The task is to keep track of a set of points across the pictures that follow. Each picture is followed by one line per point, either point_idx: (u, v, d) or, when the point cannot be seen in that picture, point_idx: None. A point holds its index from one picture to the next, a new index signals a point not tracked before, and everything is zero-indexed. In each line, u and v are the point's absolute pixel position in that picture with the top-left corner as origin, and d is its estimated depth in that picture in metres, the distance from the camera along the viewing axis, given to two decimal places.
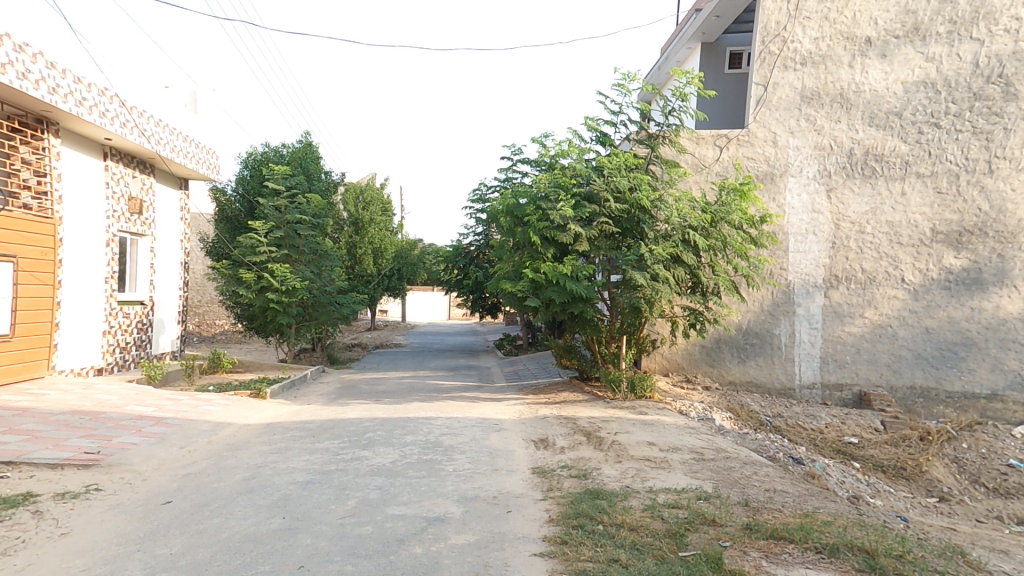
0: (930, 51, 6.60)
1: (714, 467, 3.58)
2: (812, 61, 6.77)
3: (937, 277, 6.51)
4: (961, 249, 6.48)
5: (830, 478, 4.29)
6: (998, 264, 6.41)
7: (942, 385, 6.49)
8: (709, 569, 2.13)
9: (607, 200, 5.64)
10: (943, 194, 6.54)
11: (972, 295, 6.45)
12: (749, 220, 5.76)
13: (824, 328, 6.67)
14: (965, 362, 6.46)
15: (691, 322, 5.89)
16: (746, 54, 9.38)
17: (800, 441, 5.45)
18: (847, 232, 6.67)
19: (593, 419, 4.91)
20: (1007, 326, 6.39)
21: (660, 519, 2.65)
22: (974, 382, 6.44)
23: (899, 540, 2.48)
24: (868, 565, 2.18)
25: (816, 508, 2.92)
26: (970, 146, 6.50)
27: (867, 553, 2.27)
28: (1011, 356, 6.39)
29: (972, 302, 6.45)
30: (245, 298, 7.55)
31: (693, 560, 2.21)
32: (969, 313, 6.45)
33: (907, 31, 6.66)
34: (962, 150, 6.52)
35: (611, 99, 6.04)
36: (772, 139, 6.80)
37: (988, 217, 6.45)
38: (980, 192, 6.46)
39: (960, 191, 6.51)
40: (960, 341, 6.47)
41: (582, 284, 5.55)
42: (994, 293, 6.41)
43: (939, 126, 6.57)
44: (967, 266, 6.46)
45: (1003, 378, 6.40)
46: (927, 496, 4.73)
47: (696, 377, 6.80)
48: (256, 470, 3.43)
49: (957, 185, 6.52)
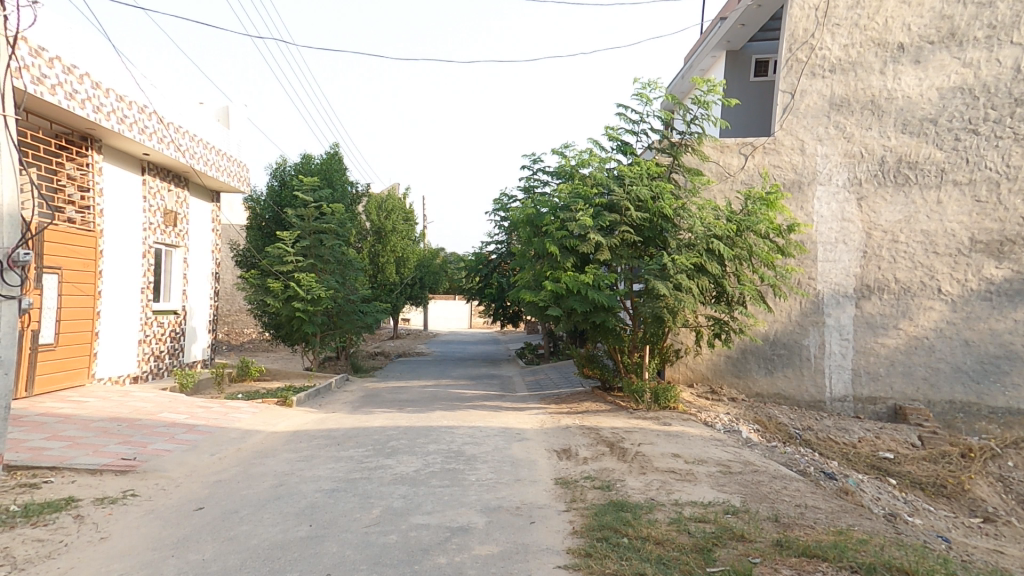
0: (966, 56, 6.46)
1: (742, 481, 3.50)
2: (841, 68, 6.66)
3: (977, 288, 6.30)
4: (1002, 260, 6.28)
5: (866, 494, 4.17)
6: None
7: (984, 400, 6.25)
8: None
9: (628, 209, 5.60)
10: (982, 203, 6.35)
11: (1014, 307, 6.23)
12: (776, 229, 5.65)
13: (855, 339, 6.50)
14: (1008, 375, 6.23)
15: (716, 332, 5.80)
16: (773, 61, 9.28)
17: (831, 456, 5.31)
18: (879, 241, 6.50)
19: (617, 430, 4.86)
20: None
21: (687, 533, 2.60)
22: (1019, 397, 6.20)
23: (941, 562, 2.39)
24: None
25: (851, 526, 2.83)
26: (1010, 153, 6.32)
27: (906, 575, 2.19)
28: None
29: (1015, 315, 6.23)
30: (272, 307, 7.70)
31: None
32: (1012, 326, 6.23)
33: (942, 37, 6.52)
34: (1002, 157, 6.33)
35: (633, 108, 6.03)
36: (799, 148, 6.69)
37: None
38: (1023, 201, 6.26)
39: (1001, 200, 6.31)
40: (1002, 355, 6.24)
41: (603, 293, 5.53)
42: None
43: (977, 133, 6.39)
44: (1009, 276, 6.26)
45: None
46: (970, 516, 4.55)
47: (721, 388, 6.67)
48: (284, 477, 3.47)
49: (997, 194, 6.33)
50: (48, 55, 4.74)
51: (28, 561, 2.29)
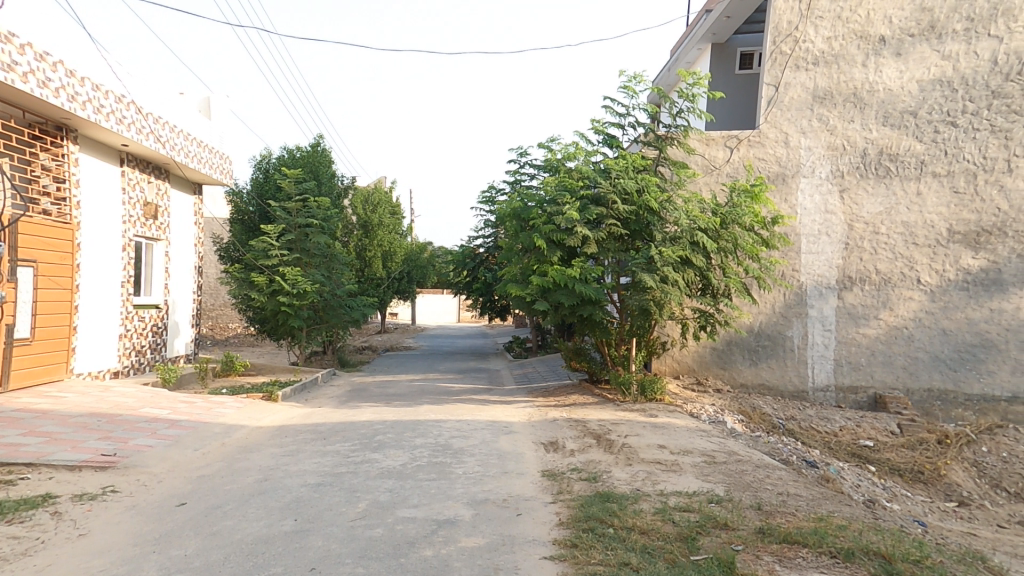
0: (945, 49, 6.54)
1: (726, 471, 3.54)
2: (824, 61, 6.72)
3: (955, 278, 6.42)
4: (979, 250, 6.39)
5: (846, 481, 4.25)
6: (1018, 264, 6.33)
7: (960, 388, 6.39)
8: (720, 572, 2.12)
9: (614, 202, 5.62)
10: (960, 194, 6.45)
11: (990, 296, 6.36)
12: (761, 221, 5.70)
13: (837, 330, 6.60)
14: (985, 364, 6.37)
15: (701, 324, 5.85)
16: (758, 54, 9.31)
17: (813, 445, 5.40)
18: (861, 233, 6.59)
19: (605, 422, 4.90)
20: None
21: (672, 522, 2.63)
22: (994, 385, 6.34)
23: (916, 545, 2.45)
24: (888, 571, 2.14)
25: (831, 512, 2.89)
26: (987, 145, 6.42)
27: (883, 558, 2.24)
28: None
29: (991, 304, 6.36)
30: (257, 301, 7.61)
31: (705, 564, 2.19)
32: (988, 315, 6.36)
33: (923, 30, 6.59)
34: (979, 149, 6.44)
35: (619, 102, 6.04)
36: (783, 140, 6.75)
37: (1007, 216, 6.36)
38: (999, 192, 6.38)
39: (978, 191, 6.42)
40: (978, 344, 6.37)
41: (591, 287, 5.55)
42: (1013, 294, 6.32)
43: (955, 125, 6.49)
44: (986, 266, 6.37)
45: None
46: (945, 501, 4.67)
47: (707, 380, 6.74)
48: (269, 472, 3.45)
49: (974, 185, 6.43)
50: (19, 41, 4.62)
51: (4, 559, 2.25)
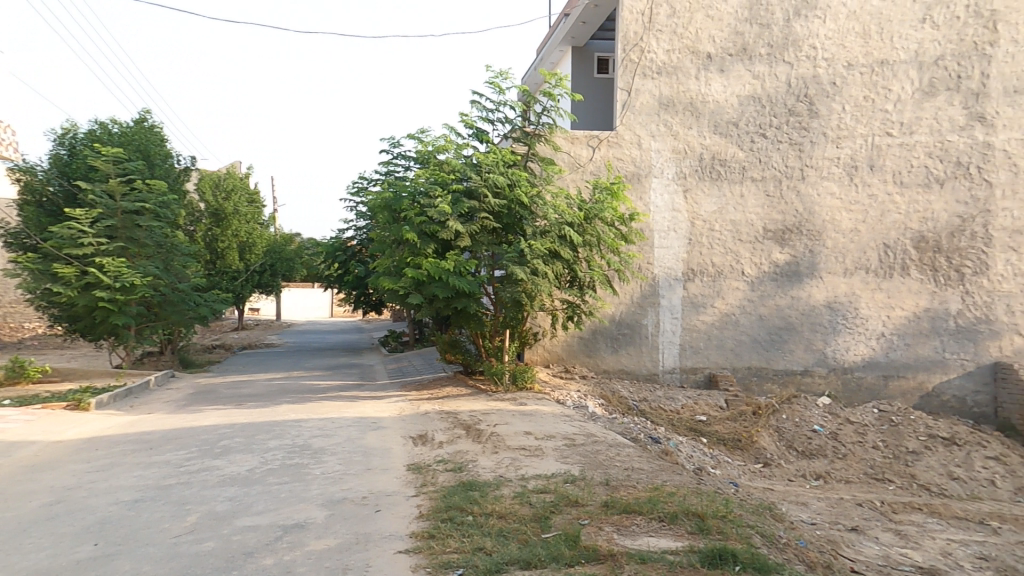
0: (755, 69, 7.47)
1: (583, 452, 3.75)
2: (666, 71, 7.36)
3: (767, 269, 7.40)
4: (785, 245, 7.41)
5: (682, 453, 4.72)
6: (810, 258, 7.41)
7: (771, 364, 7.35)
8: (567, 546, 2.23)
9: (485, 195, 5.67)
10: (772, 197, 7.39)
11: (791, 285, 7.41)
12: (620, 218, 6.09)
13: (684, 317, 7.28)
14: (787, 343, 7.38)
15: (569, 314, 6.13)
16: (612, 60, 9.94)
17: (659, 422, 5.92)
18: (701, 230, 7.37)
19: (475, 413, 4.93)
20: (817, 312, 7.41)
21: (529, 504, 2.72)
22: (792, 361, 7.36)
23: (725, 502, 2.83)
24: (701, 528, 2.45)
25: (665, 481, 3.19)
26: (788, 156, 7.45)
27: (699, 517, 2.55)
28: (819, 337, 7.40)
29: (791, 292, 7.41)
30: (65, 298, 6.53)
31: (554, 540, 2.30)
32: (790, 302, 7.41)
33: (737, 51, 7.48)
34: (783, 158, 7.44)
35: (486, 97, 6.10)
36: (637, 141, 7.31)
37: (801, 218, 7.42)
38: (796, 196, 7.44)
39: (783, 195, 7.42)
40: (783, 327, 7.39)
41: (465, 280, 5.56)
42: (807, 284, 7.41)
43: (765, 137, 7.45)
44: (789, 260, 7.41)
45: (812, 356, 7.38)
46: (755, 464, 5.49)
47: (574, 367, 7.11)
48: (66, 492, 2.98)
49: (781, 189, 7.42)
50: None
51: None
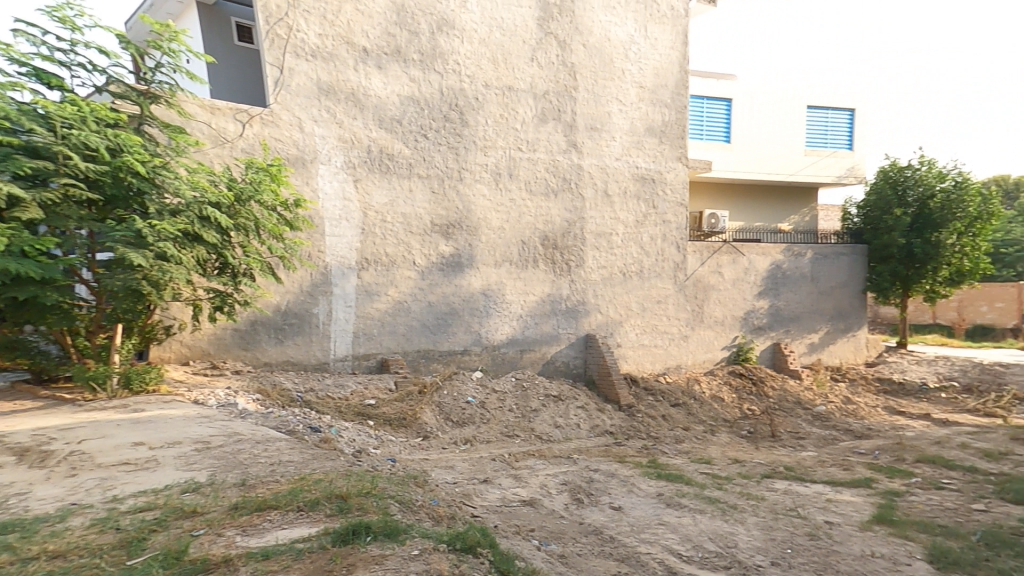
0: (410, 73, 8.21)
1: (217, 455, 4.34)
2: (320, 56, 7.66)
3: (434, 261, 8.27)
4: (449, 239, 8.39)
5: (341, 438, 5.36)
6: (469, 251, 8.52)
7: (437, 345, 8.27)
8: (160, 566, 2.65)
9: (71, 157, 5.29)
10: (436, 194, 8.31)
11: (453, 275, 8.41)
12: (280, 202, 6.44)
13: (356, 305, 7.77)
14: (450, 327, 8.38)
15: (217, 305, 6.16)
16: (253, 29, 10.22)
17: (327, 411, 6.15)
18: (373, 220, 7.89)
19: (48, 432, 4.75)
20: (475, 298, 8.55)
21: (116, 530, 3.06)
22: (454, 341, 8.38)
23: (368, 481, 3.94)
24: (341, 508, 3.40)
25: (311, 470, 4.16)
26: (447, 158, 8.39)
27: (341, 498, 3.53)
28: (478, 320, 8.56)
29: (454, 282, 8.40)
30: None
31: (151, 561, 2.71)
32: (455, 289, 8.41)
33: (391, 52, 8.11)
34: (443, 160, 8.38)
35: (42, 31, 5.64)
36: (297, 125, 7.51)
37: (461, 215, 8.48)
38: (456, 195, 8.47)
39: (445, 193, 8.39)
40: (448, 312, 8.36)
41: (41, 266, 5.09)
42: (467, 274, 8.48)
43: (427, 138, 8.28)
44: (452, 252, 8.41)
45: (471, 337, 8.50)
46: (416, 437, 6.30)
47: (225, 363, 6.88)
48: None
49: (444, 187, 8.37)
50: None
51: None
